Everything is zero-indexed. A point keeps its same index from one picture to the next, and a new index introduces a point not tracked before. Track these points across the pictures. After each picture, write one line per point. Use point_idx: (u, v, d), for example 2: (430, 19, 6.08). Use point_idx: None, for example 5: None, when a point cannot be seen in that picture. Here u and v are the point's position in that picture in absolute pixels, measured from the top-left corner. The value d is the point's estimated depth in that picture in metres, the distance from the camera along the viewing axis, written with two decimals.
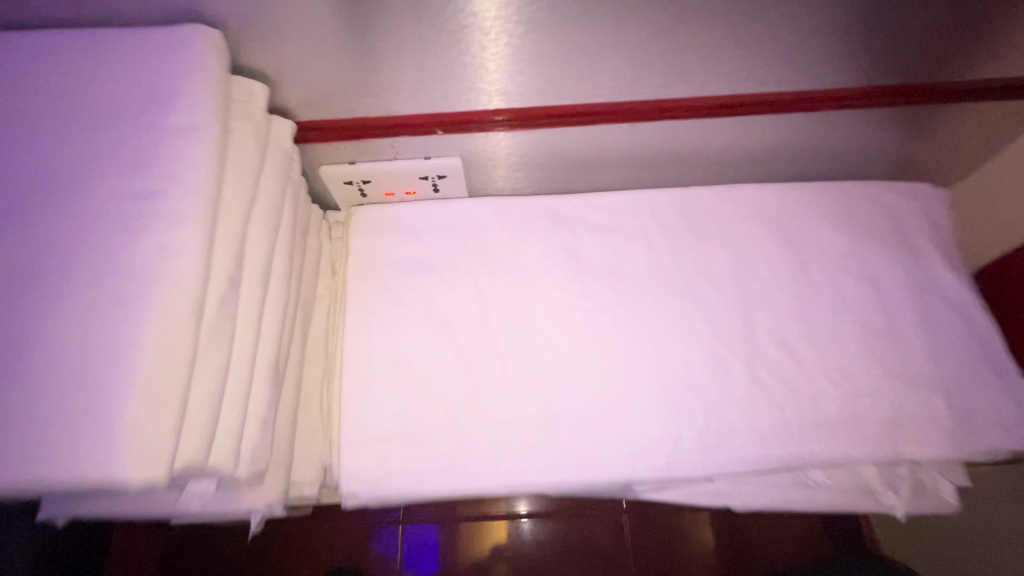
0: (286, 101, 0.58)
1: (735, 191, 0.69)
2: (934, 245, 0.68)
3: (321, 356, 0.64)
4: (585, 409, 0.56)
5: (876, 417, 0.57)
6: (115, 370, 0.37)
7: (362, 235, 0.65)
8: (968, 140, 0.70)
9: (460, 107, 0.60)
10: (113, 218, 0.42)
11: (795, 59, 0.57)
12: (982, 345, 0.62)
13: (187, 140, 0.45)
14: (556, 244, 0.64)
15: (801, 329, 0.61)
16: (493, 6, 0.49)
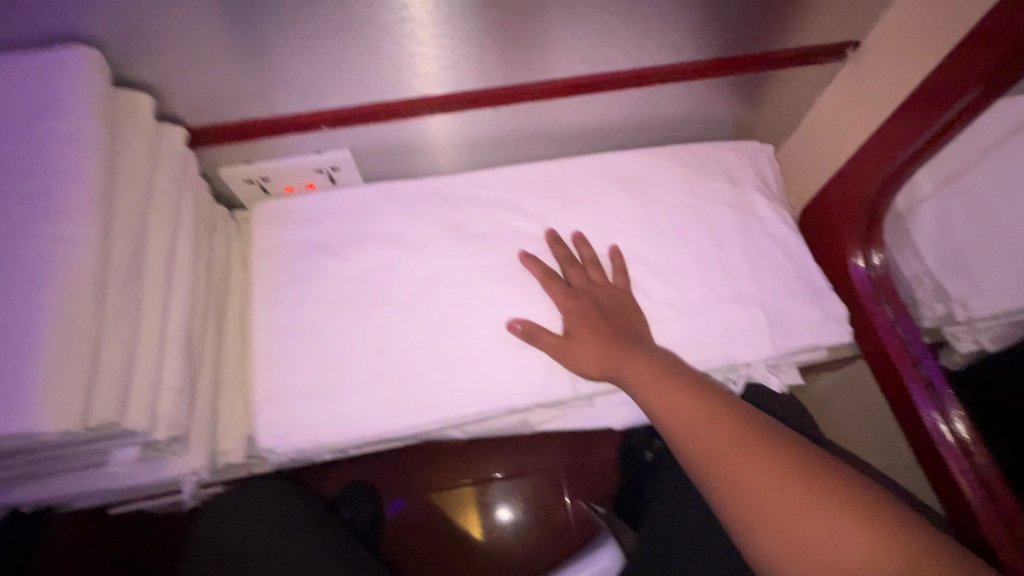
0: (176, 110, 0.64)
1: (594, 159, 0.79)
2: (761, 188, 0.81)
3: (236, 339, 0.70)
4: (477, 352, 0.67)
5: (713, 331, 0.69)
6: (27, 346, 0.43)
7: (265, 225, 0.72)
8: (777, 103, 0.84)
9: (340, 104, 0.68)
10: (21, 215, 0.48)
11: (617, 44, 0.69)
12: (798, 266, 0.75)
13: (79, 146, 0.51)
14: (440, 219, 0.74)
15: (650, 268, 0.72)
16: (350, 16, 0.58)
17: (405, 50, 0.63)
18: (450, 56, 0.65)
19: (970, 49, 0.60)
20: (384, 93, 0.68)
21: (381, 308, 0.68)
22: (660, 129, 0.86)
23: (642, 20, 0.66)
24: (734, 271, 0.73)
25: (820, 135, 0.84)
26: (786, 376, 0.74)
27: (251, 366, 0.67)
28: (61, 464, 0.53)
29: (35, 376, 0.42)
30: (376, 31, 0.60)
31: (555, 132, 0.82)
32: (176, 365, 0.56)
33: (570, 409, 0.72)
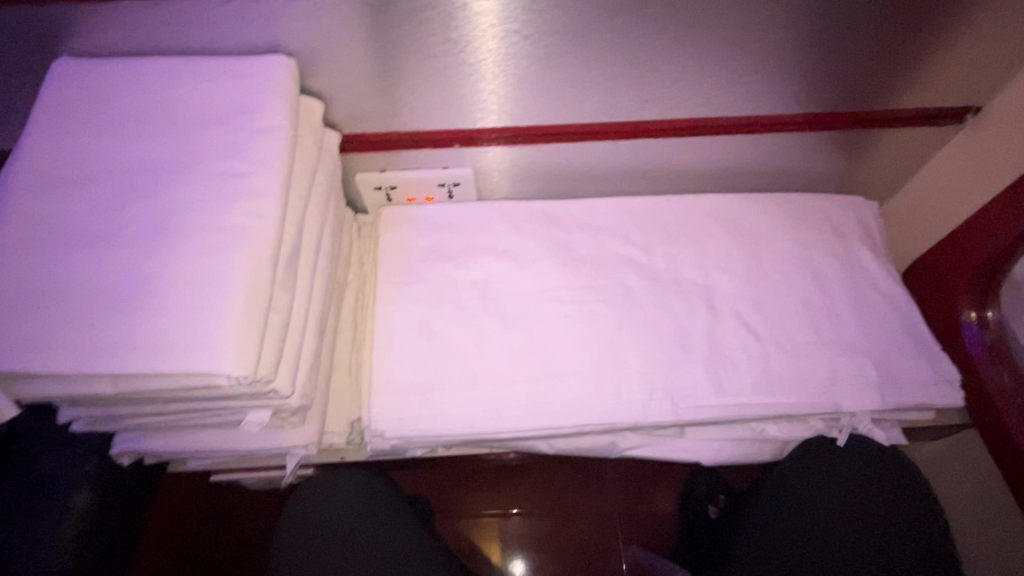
0: (334, 118, 0.73)
1: (698, 198, 0.82)
2: (866, 242, 0.81)
3: (350, 329, 0.75)
4: (577, 366, 0.69)
5: (816, 376, 0.68)
6: (214, 299, 0.49)
7: (389, 229, 0.79)
8: (885, 160, 0.85)
9: (472, 125, 0.75)
10: (217, 190, 0.55)
11: (738, 91, 0.73)
12: (906, 322, 0.74)
13: (269, 137, 0.58)
14: (550, 238, 0.78)
15: (752, 306, 0.73)
16: (503, 48, 0.65)
17: (542, 81, 0.69)
18: (583, 90, 0.71)
19: None
20: (515, 119, 0.74)
21: (490, 315, 0.72)
22: (762, 178, 0.88)
23: (765, 72, 0.71)
24: (839, 319, 0.73)
25: (929, 196, 0.84)
26: (889, 432, 0.72)
27: (364, 356, 0.71)
28: (202, 417, 0.58)
29: (220, 325, 0.48)
30: (522, 63, 0.67)
31: (661, 171, 0.86)
32: (311, 341, 0.61)
33: (660, 438, 0.72)
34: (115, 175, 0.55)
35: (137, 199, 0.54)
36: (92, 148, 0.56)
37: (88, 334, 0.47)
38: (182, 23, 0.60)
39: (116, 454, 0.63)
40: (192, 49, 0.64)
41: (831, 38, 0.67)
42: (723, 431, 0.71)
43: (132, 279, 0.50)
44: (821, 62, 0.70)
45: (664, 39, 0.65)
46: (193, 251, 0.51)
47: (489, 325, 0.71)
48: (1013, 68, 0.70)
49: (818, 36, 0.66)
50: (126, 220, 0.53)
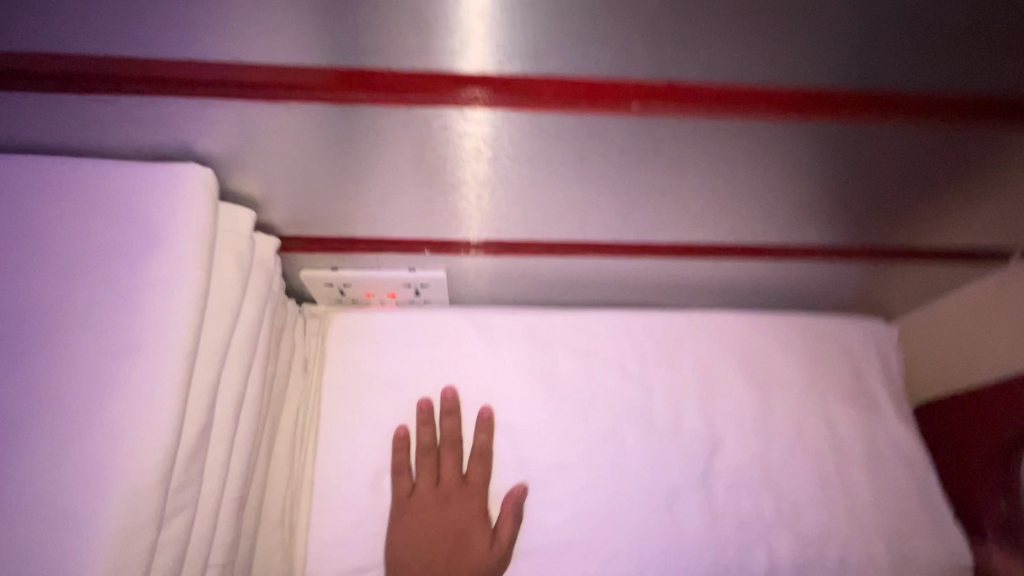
0: (273, 219, 0.57)
1: (703, 322, 0.73)
2: (882, 384, 0.72)
3: (285, 472, 0.63)
4: (553, 540, 0.59)
5: (822, 565, 0.60)
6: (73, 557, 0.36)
7: (341, 344, 0.65)
8: (910, 287, 0.75)
9: (449, 235, 0.61)
10: (93, 371, 0.41)
11: (768, 222, 0.61)
12: (920, 490, 0.66)
13: (171, 288, 0.44)
14: (531, 368, 0.66)
15: (758, 471, 0.64)
16: (489, 169, 0.51)
17: (533, 201, 0.55)
18: (586, 211, 0.58)
19: None
20: (502, 232, 0.61)
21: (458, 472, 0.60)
22: (777, 294, 0.77)
23: (804, 209, 0.59)
24: (852, 490, 0.64)
25: (953, 330, 0.76)
26: None
27: (302, 514, 0.59)
28: None
29: None
30: (510, 183, 0.53)
31: (667, 286, 0.74)
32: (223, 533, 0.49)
33: None
34: None
35: None
36: None
37: None
38: (56, 119, 0.44)
39: None
40: (74, 144, 0.47)
41: (892, 183, 0.55)
42: None
43: None
44: (873, 204, 0.58)
45: (693, 173, 0.52)
46: (52, 471, 0.38)
47: (448, 468, 0.60)
48: None
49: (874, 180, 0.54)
50: None
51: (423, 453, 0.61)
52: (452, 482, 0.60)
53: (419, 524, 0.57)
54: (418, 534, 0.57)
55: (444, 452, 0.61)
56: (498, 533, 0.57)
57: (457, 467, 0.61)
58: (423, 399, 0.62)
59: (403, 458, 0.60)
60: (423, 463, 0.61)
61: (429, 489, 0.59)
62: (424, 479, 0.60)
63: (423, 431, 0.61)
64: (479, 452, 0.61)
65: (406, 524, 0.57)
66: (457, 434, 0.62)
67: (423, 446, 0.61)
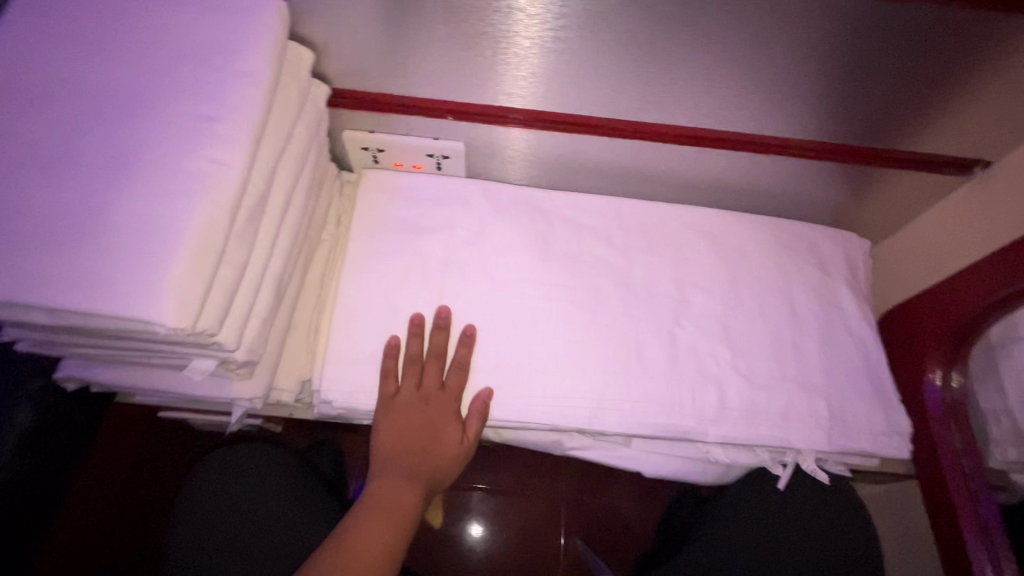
0: (326, 69, 0.69)
1: (688, 210, 0.81)
2: (848, 281, 0.80)
3: (315, 290, 0.74)
4: (534, 360, 0.69)
5: (770, 409, 0.68)
6: (163, 244, 0.48)
7: (371, 193, 0.77)
8: (883, 200, 0.82)
9: (471, 100, 0.72)
10: (183, 132, 0.53)
11: (747, 108, 0.70)
12: (871, 369, 0.74)
13: (247, 82, 0.56)
14: (530, 228, 0.77)
15: (721, 331, 0.72)
16: (506, 25, 0.62)
17: (541, 65, 0.66)
18: (587, 82, 0.68)
19: None
20: (515, 100, 0.72)
21: (459, 300, 0.71)
22: (758, 199, 0.86)
23: (776, 93, 0.67)
24: (805, 357, 0.72)
25: (922, 244, 0.83)
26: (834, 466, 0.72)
27: (326, 319, 0.71)
28: (147, 356, 0.57)
29: (164, 271, 0.47)
30: (523, 42, 0.63)
31: (657, 177, 0.83)
32: (266, 298, 0.61)
33: (605, 443, 0.72)
34: (79, 99, 0.53)
35: (98, 129, 0.52)
36: (60, 67, 0.54)
37: (26, 261, 0.46)
38: None
39: (61, 377, 0.63)
40: None
41: (851, 68, 0.64)
42: (669, 446, 0.71)
43: (80, 211, 0.48)
44: (837, 94, 0.67)
45: (677, 42, 0.62)
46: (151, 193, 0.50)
47: (431, 374, 0.66)
48: None
49: (838, 65, 0.63)
50: (82, 148, 0.51)
51: (411, 361, 0.66)
52: (432, 388, 0.66)
53: (399, 423, 0.64)
54: (398, 430, 0.64)
55: (429, 363, 0.66)
56: (466, 430, 0.65)
57: (439, 375, 0.67)
58: (416, 315, 0.67)
59: (414, 284, 0.71)
60: (410, 367, 0.66)
61: (411, 394, 0.65)
62: (408, 384, 0.66)
63: (412, 342, 0.67)
64: (458, 365, 0.66)
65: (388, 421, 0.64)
66: (442, 347, 0.67)
67: (411, 355, 0.66)
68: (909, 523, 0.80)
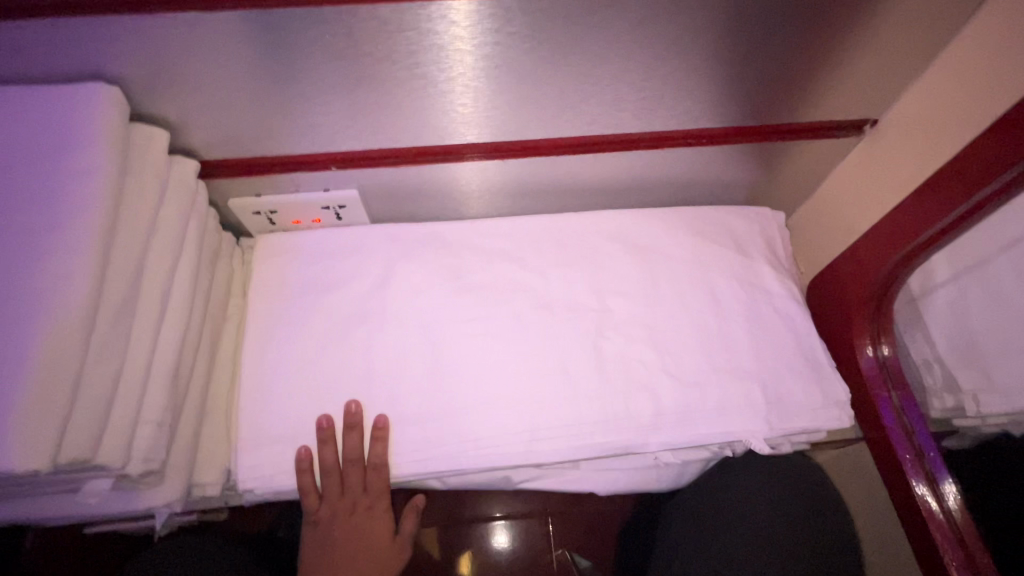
0: (191, 142, 0.66)
1: (599, 216, 0.79)
2: (767, 257, 0.79)
3: (225, 371, 0.70)
4: (463, 402, 0.66)
5: (707, 406, 0.67)
6: (6, 378, 0.44)
7: (268, 258, 0.74)
8: (787, 171, 0.83)
9: (352, 146, 0.69)
10: (21, 247, 0.49)
11: (631, 109, 0.69)
12: (801, 343, 0.73)
13: (87, 181, 0.52)
14: (439, 265, 0.74)
15: (648, 334, 0.71)
16: (361, 72, 0.59)
17: (411, 103, 0.63)
18: (463, 110, 0.66)
19: (972, 153, 0.61)
20: (399, 140, 0.69)
21: (376, 354, 0.68)
22: (668, 190, 0.85)
23: (654, 91, 0.66)
24: (735, 345, 0.71)
25: (833, 207, 0.84)
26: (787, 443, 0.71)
27: (239, 400, 0.67)
28: (31, 490, 0.52)
29: (13, 410, 0.43)
30: (385, 85, 0.61)
31: (562, 186, 0.82)
32: (158, 400, 0.56)
33: (553, 470, 0.70)
34: None
35: None
36: None
37: None
38: None
39: None
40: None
41: (720, 57, 0.63)
42: (616, 462, 0.69)
43: None
44: (714, 83, 0.66)
45: (540, 60, 0.60)
46: None
47: (355, 477, 0.64)
48: (905, 82, 0.69)
49: (706, 56, 0.62)
50: None
51: (327, 472, 0.63)
52: (358, 490, 0.64)
53: (331, 534, 0.65)
54: (334, 541, 0.65)
55: (350, 470, 0.64)
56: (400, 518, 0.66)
57: (361, 477, 0.64)
58: (324, 417, 0.63)
59: (325, 346, 0.68)
60: (328, 477, 0.63)
61: (337, 501, 0.65)
62: (331, 494, 0.64)
63: (326, 452, 0.63)
64: (375, 467, 0.63)
65: (319, 535, 0.65)
66: (359, 451, 0.64)
67: (326, 468, 0.63)
68: None
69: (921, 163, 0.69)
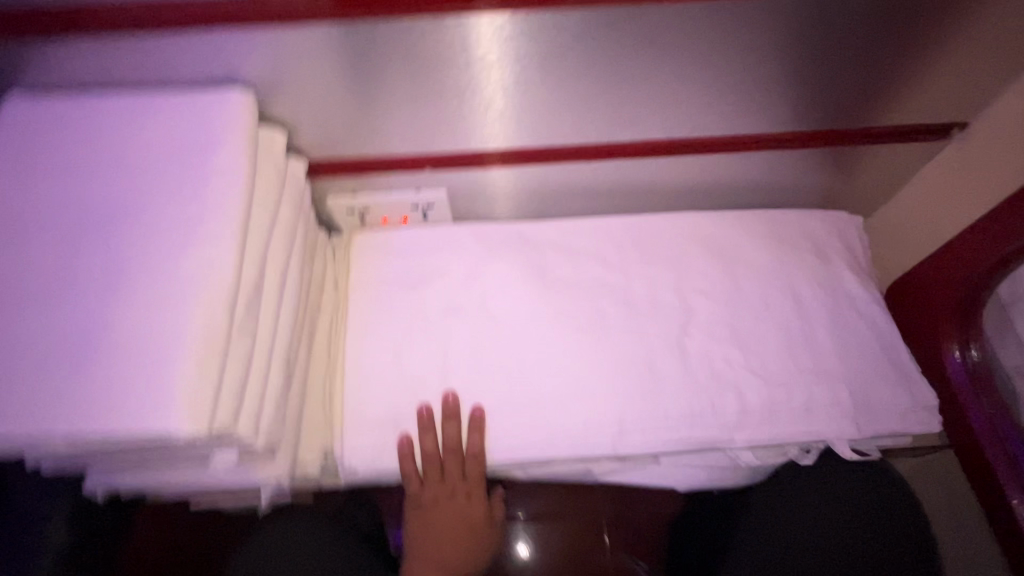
0: (301, 144, 0.71)
1: (676, 217, 0.81)
2: (847, 260, 0.80)
3: (322, 359, 0.75)
4: (551, 394, 0.68)
5: (791, 407, 0.68)
6: (167, 353, 0.49)
7: (363, 254, 0.78)
8: (867, 175, 0.83)
9: (446, 148, 0.73)
10: (172, 237, 0.54)
11: (717, 112, 0.70)
12: (885, 346, 0.73)
13: (226, 177, 0.57)
14: (523, 262, 0.77)
15: (730, 333, 0.72)
16: (467, 77, 0.63)
17: (508, 107, 0.67)
18: (555, 114, 0.69)
19: None
20: (491, 142, 0.73)
21: (467, 345, 0.71)
22: (744, 193, 0.86)
23: (743, 97, 0.68)
24: (818, 346, 0.72)
25: (914, 211, 0.83)
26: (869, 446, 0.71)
27: (339, 386, 0.71)
28: (169, 458, 0.57)
29: (174, 380, 0.48)
30: (488, 89, 0.65)
31: (639, 189, 0.84)
32: (276, 381, 0.61)
33: (635, 465, 0.72)
34: (69, 221, 0.54)
35: (90, 248, 0.53)
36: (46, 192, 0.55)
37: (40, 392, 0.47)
38: (136, 58, 0.58)
39: (89, 491, 0.64)
40: (147, 82, 0.61)
41: (810, 59, 0.64)
42: (698, 458, 0.71)
43: (83, 333, 0.49)
44: (802, 85, 0.67)
45: (636, 64, 0.63)
46: (150, 304, 0.51)
47: (454, 460, 0.68)
48: (1000, 86, 0.68)
49: (798, 59, 0.64)
50: (78, 269, 0.52)
51: (427, 454, 0.67)
52: (455, 476, 0.68)
53: (433, 518, 0.69)
54: (431, 523, 0.69)
55: (448, 456, 0.67)
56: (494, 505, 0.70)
57: (458, 464, 0.68)
58: (423, 406, 0.67)
59: (419, 337, 0.72)
60: (428, 460, 0.67)
61: (438, 485, 0.69)
62: (431, 479, 0.68)
63: (425, 439, 0.66)
64: (473, 454, 0.67)
65: (422, 518, 0.69)
66: (454, 437, 0.67)
67: (427, 454, 0.67)
68: None
69: (1014, 170, 0.68)
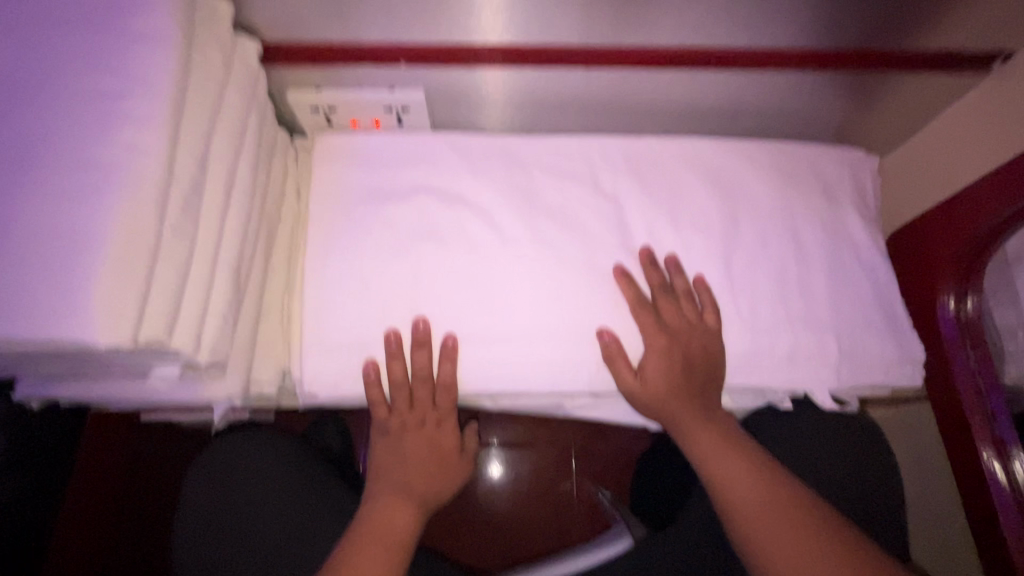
0: (253, 20, 0.60)
1: (680, 142, 0.73)
2: (855, 202, 0.74)
3: (281, 273, 0.69)
4: (527, 325, 0.64)
5: (776, 352, 0.65)
6: (84, 251, 0.42)
7: (327, 159, 0.70)
8: (891, 110, 0.75)
9: (425, 40, 0.63)
10: (90, 116, 0.45)
11: (740, 19, 0.61)
12: (881, 296, 0.70)
13: (153, 46, 0.47)
14: (508, 181, 0.70)
15: (724, 272, 0.67)
16: None
17: None
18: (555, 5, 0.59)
19: None
20: (478, 36, 0.62)
21: (440, 267, 0.65)
22: (755, 120, 0.78)
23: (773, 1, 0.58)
24: (813, 291, 0.68)
25: (931, 153, 0.76)
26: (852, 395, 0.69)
27: (298, 303, 0.65)
28: (103, 370, 0.52)
29: (92, 282, 0.41)
30: None
31: (642, 106, 0.75)
32: (223, 292, 0.55)
33: (609, 402, 0.69)
34: None
35: None
36: None
37: None
38: None
39: (22, 399, 0.59)
40: None
41: None
42: None
43: None
44: None
45: None
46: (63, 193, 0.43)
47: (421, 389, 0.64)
48: None
49: None
50: None
51: (395, 378, 0.63)
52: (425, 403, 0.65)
53: (401, 447, 0.66)
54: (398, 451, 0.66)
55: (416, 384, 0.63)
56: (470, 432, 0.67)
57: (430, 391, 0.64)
58: (391, 331, 0.62)
59: (388, 256, 0.65)
60: (396, 384, 0.63)
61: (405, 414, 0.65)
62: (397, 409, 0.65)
63: (394, 365, 0.62)
64: (445, 385, 0.63)
65: (387, 446, 0.67)
66: (421, 364, 0.63)
67: (394, 380, 0.63)
68: (924, 445, 0.79)
69: None
